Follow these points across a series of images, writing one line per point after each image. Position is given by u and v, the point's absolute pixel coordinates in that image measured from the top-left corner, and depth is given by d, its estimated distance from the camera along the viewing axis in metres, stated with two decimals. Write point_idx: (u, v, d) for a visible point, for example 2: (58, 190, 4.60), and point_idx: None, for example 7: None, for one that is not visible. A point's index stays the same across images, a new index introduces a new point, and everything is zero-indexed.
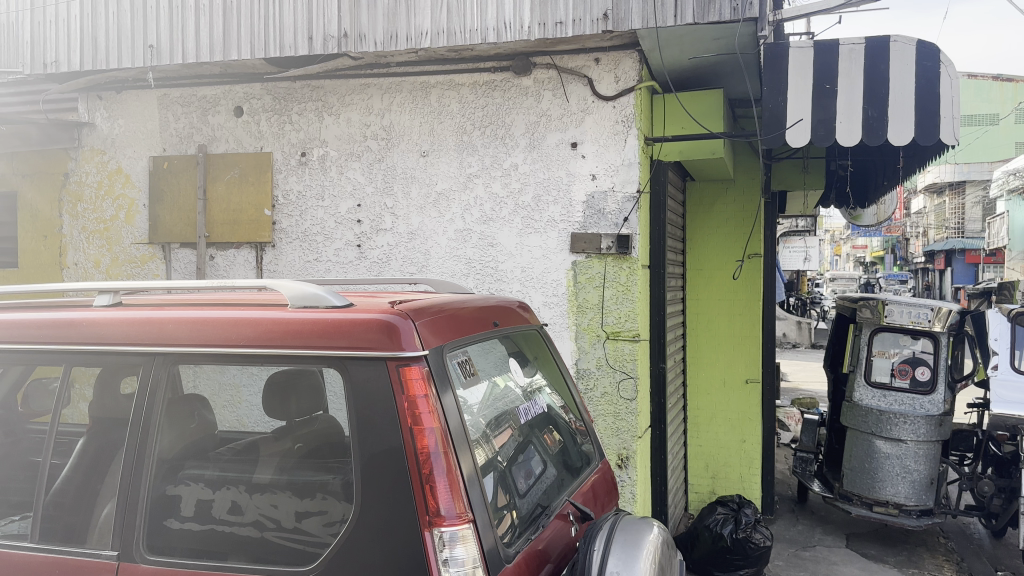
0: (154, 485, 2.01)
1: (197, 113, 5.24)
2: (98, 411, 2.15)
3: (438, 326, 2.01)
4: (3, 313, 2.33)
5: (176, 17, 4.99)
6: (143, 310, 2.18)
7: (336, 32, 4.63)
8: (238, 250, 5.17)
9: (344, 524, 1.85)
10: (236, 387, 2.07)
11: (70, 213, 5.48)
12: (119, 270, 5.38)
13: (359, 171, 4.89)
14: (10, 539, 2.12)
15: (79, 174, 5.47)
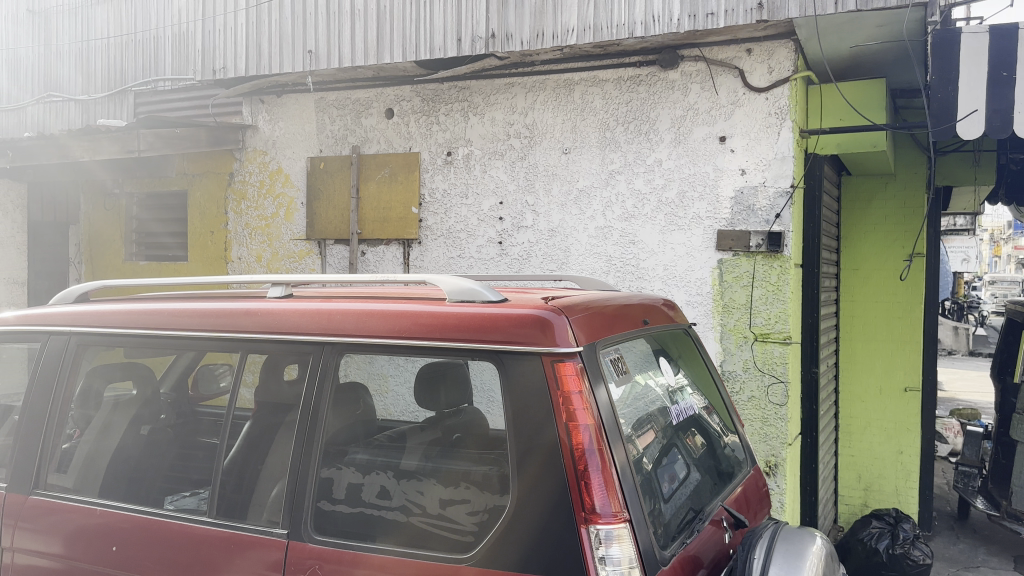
0: (318, 467, 2.11)
1: (351, 115, 5.47)
2: (261, 396, 2.26)
3: (590, 322, 2.01)
4: (186, 302, 2.50)
5: (333, 22, 5.29)
6: (313, 302, 2.29)
7: (484, 33, 4.72)
8: (387, 247, 5.35)
9: (490, 515, 1.88)
10: (384, 377, 2.17)
11: (235, 211, 5.85)
12: (279, 264, 5.69)
13: (502, 169, 4.95)
14: (186, 513, 2.27)
15: (242, 174, 5.84)
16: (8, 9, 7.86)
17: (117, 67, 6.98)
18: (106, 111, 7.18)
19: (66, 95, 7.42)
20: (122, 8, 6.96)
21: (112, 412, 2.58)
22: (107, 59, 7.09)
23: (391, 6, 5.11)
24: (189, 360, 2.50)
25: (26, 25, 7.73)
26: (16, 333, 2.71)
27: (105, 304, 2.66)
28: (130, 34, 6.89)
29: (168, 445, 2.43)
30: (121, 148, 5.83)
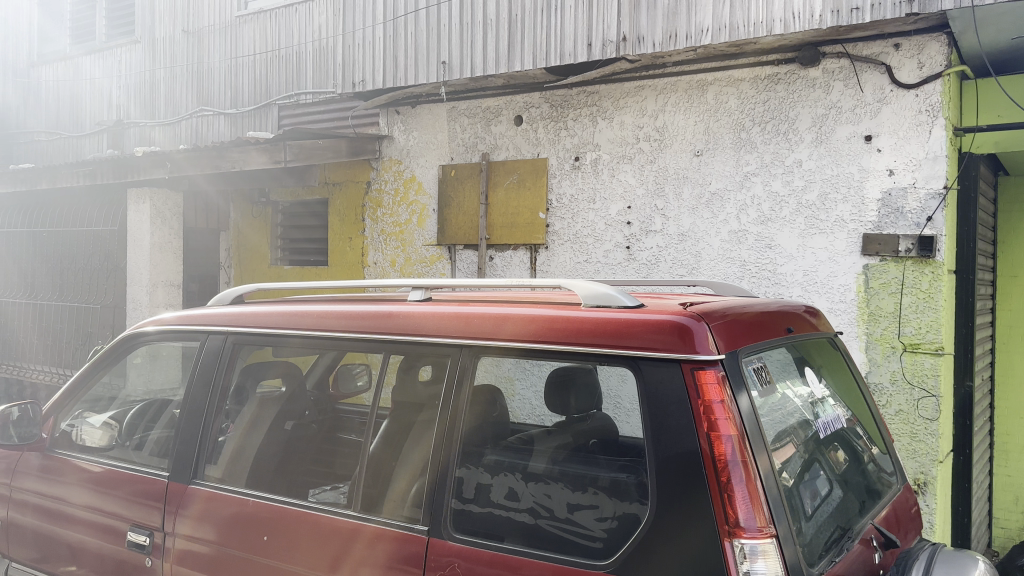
0: (453, 466, 2.15)
1: (481, 123, 5.56)
2: (398, 396, 2.36)
3: (731, 329, 1.96)
4: (334, 305, 2.62)
5: (466, 33, 5.50)
6: (451, 305, 2.35)
7: (614, 37, 4.79)
8: (514, 252, 5.41)
9: (621, 521, 1.87)
10: (511, 380, 2.17)
11: (371, 218, 6.09)
12: (412, 269, 5.87)
13: (632, 172, 4.91)
14: (327, 505, 2.37)
15: (379, 183, 6.06)
16: (166, 30, 8.41)
17: (263, 81, 7.43)
18: (253, 123, 7.62)
19: (217, 109, 7.93)
20: (267, 26, 7.38)
21: (259, 409, 2.74)
22: (254, 75, 7.55)
23: (520, 14, 5.27)
24: (329, 360, 2.64)
25: (181, 44, 8.27)
26: (177, 333, 2.87)
27: (257, 306, 2.80)
28: (275, 50, 7.30)
29: (308, 437, 2.57)
30: (269, 159, 5.99)
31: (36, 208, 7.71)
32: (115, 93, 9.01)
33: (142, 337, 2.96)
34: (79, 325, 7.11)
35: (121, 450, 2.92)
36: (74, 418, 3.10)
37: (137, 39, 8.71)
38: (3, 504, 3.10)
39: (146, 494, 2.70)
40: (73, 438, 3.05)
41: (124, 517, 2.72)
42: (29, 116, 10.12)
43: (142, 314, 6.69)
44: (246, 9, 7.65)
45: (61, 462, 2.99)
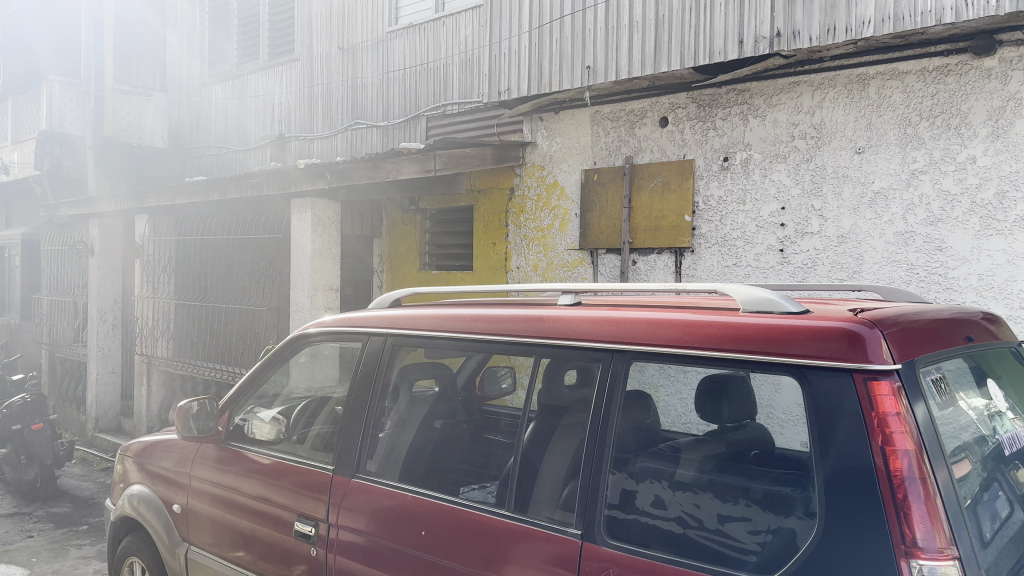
0: (602, 471, 2.15)
1: (625, 126, 5.55)
2: (545, 399, 2.38)
3: (906, 336, 1.85)
4: (489, 307, 2.68)
5: (612, 37, 5.52)
6: (603, 309, 2.35)
7: (769, 32, 4.63)
8: (659, 256, 5.35)
9: (779, 535, 1.80)
10: (655, 386, 2.15)
11: (514, 223, 6.20)
12: (554, 273, 5.93)
13: (786, 172, 4.75)
14: (476, 504, 2.43)
15: (522, 189, 6.18)
16: (322, 48, 8.87)
17: (412, 94, 7.76)
18: (403, 134, 7.90)
19: (369, 122, 8.27)
20: (417, 40, 7.68)
21: (409, 408, 2.80)
22: (404, 87, 7.86)
23: (669, 15, 5.22)
24: (476, 361, 2.67)
25: (336, 60, 8.69)
26: (339, 335, 3.04)
27: (413, 308, 2.91)
28: (425, 64, 7.60)
29: (457, 437, 2.62)
30: (420, 168, 5.77)
31: (198, 220, 8.19)
32: (276, 110, 9.58)
33: (307, 338, 3.17)
34: (238, 329, 7.56)
35: (287, 443, 3.11)
36: (247, 412, 3.33)
37: (295, 58, 9.23)
38: (183, 491, 3.36)
39: (311, 486, 2.86)
40: (245, 431, 3.28)
41: (291, 507, 2.88)
42: (201, 133, 10.93)
43: (305, 317, 6.65)
44: (396, 24, 7.96)
45: (236, 453, 3.22)
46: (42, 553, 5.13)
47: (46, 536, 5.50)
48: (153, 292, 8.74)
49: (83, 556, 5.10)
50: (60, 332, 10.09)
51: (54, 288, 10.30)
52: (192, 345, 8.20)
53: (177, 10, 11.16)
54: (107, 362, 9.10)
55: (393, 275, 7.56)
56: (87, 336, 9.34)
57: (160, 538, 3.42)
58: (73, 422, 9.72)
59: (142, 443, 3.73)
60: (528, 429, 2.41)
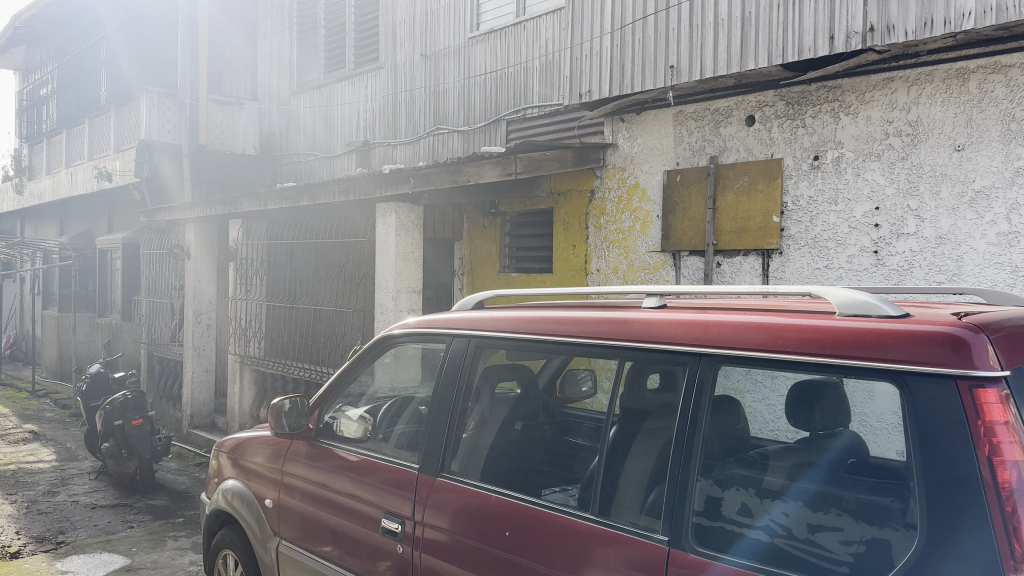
0: (686, 477, 2.10)
1: (709, 126, 5.46)
2: (626, 403, 2.35)
3: (1014, 342, 1.76)
4: (575, 310, 2.67)
5: (695, 35, 5.60)
6: (689, 312, 2.32)
7: (861, 27, 4.64)
8: (745, 257, 5.23)
9: (875, 545, 1.74)
10: (740, 392, 2.10)
11: (595, 226, 6.18)
12: (635, 275, 5.88)
13: (879, 171, 4.60)
14: (559, 506, 2.42)
15: (602, 191, 6.15)
16: (405, 55, 9.02)
17: (493, 99, 7.83)
18: (484, 138, 7.96)
19: (451, 127, 8.37)
20: (499, 45, 7.74)
21: (490, 408, 2.80)
22: (485, 92, 7.93)
23: (755, 12, 5.25)
24: (557, 363, 2.65)
25: (419, 67, 8.83)
26: (424, 336, 3.09)
27: (497, 310, 2.93)
28: (505, 68, 7.66)
29: (540, 439, 2.62)
30: (501, 172, 5.78)
31: (285, 224, 8.45)
32: (361, 117, 9.79)
33: (393, 340, 3.24)
34: (325, 329, 7.77)
35: (374, 442, 3.18)
36: (336, 411, 3.43)
37: (380, 66, 9.42)
38: (275, 486, 3.47)
39: (397, 484, 2.91)
40: (334, 429, 3.37)
41: (378, 504, 2.94)
42: (288, 140, 11.26)
43: (388, 318, 6.77)
44: (478, 30, 8.04)
45: (325, 449, 3.31)
46: (142, 543, 5.37)
47: (146, 527, 5.76)
48: (245, 294, 9.05)
49: (179, 546, 5.32)
50: (158, 332, 10.58)
51: (152, 290, 10.78)
52: (281, 345, 8.47)
53: (266, 22, 11.54)
54: (202, 361, 9.47)
55: (473, 278, 7.62)
56: (183, 337, 9.74)
57: (253, 531, 3.54)
58: (170, 418, 10.16)
59: (236, 439, 3.88)
60: (607, 432, 2.39)
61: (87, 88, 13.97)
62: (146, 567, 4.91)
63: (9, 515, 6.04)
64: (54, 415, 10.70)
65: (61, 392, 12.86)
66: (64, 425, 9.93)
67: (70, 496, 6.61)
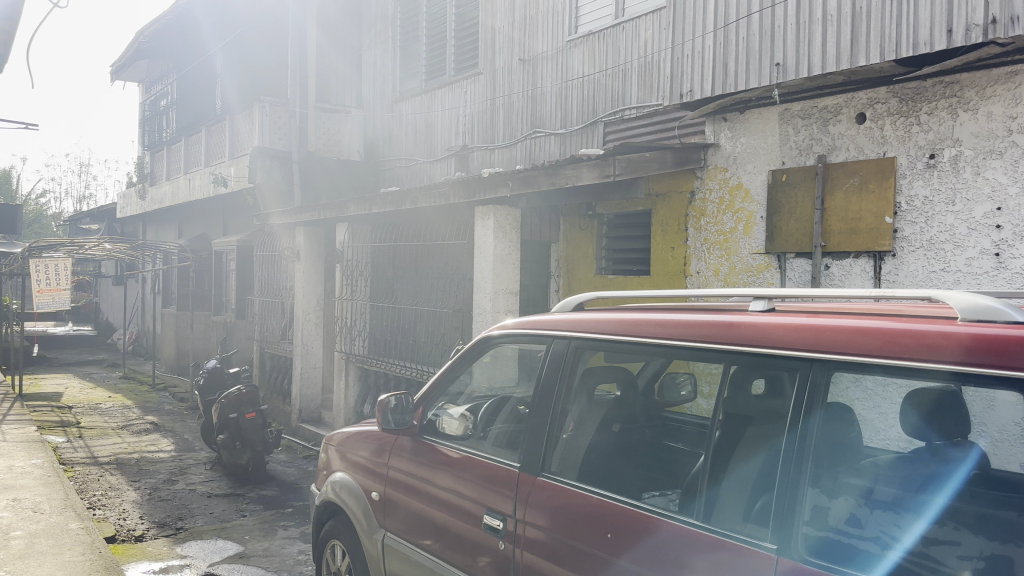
0: (793, 485, 2.05)
1: (818, 123, 5.31)
2: (728, 407, 2.32)
3: None
4: (679, 313, 2.64)
5: (803, 31, 5.62)
6: (799, 316, 2.27)
7: (982, 20, 4.54)
8: (855, 260, 5.07)
9: (995, 562, 1.66)
10: (849, 400, 2.03)
11: (695, 227, 6.10)
12: (737, 278, 5.77)
13: (1001, 170, 4.38)
14: (659, 509, 2.41)
15: (704, 192, 6.06)
16: (504, 60, 9.12)
17: (591, 102, 7.83)
18: (582, 140, 7.96)
19: (549, 130, 8.41)
20: (598, 47, 7.74)
21: (585, 410, 2.81)
22: (584, 94, 7.94)
23: (867, 6, 5.22)
24: (655, 368, 2.73)
25: (518, 72, 8.91)
26: (524, 336, 3.13)
27: (596, 313, 2.93)
28: (604, 70, 7.65)
29: (639, 441, 2.62)
30: (599, 174, 5.73)
31: (386, 227, 8.67)
32: (461, 122, 9.94)
33: (492, 340, 3.31)
34: (425, 330, 7.95)
35: (475, 440, 3.24)
36: (438, 408, 3.51)
37: (479, 71, 9.55)
38: (381, 480, 3.58)
39: (498, 481, 2.96)
40: (437, 426, 3.45)
41: (480, 502, 2.99)
42: (390, 146, 11.54)
43: (486, 319, 6.86)
44: (576, 32, 8.06)
45: (429, 446, 3.40)
46: (254, 532, 5.63)
47: (257, 516, 6.03)
48: (350, 294, 9.34)
49: (288, 536, 5.55)
50: (268, 330, 11.07)
51: (263, 290, 11.27)
52: (383, 344, 8.71)
53: (370, 31, 11.88)
54: (309, 358, 9.84)
55: (570, 281, 7.63)
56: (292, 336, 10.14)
57: (360, 523, 3.67)
58: (279, 413, 10.61)
59: (344, 432, 4.04)
60: (709, 437, 2.36)
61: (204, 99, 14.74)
62: (259, 554, 5.15)
63: (134, 500, 6.45)
64: (173, 407, 11.34)
65: (179, 385, 13.62)
66: (183, 416, 10.51)
67: (188, 485, 6.99)
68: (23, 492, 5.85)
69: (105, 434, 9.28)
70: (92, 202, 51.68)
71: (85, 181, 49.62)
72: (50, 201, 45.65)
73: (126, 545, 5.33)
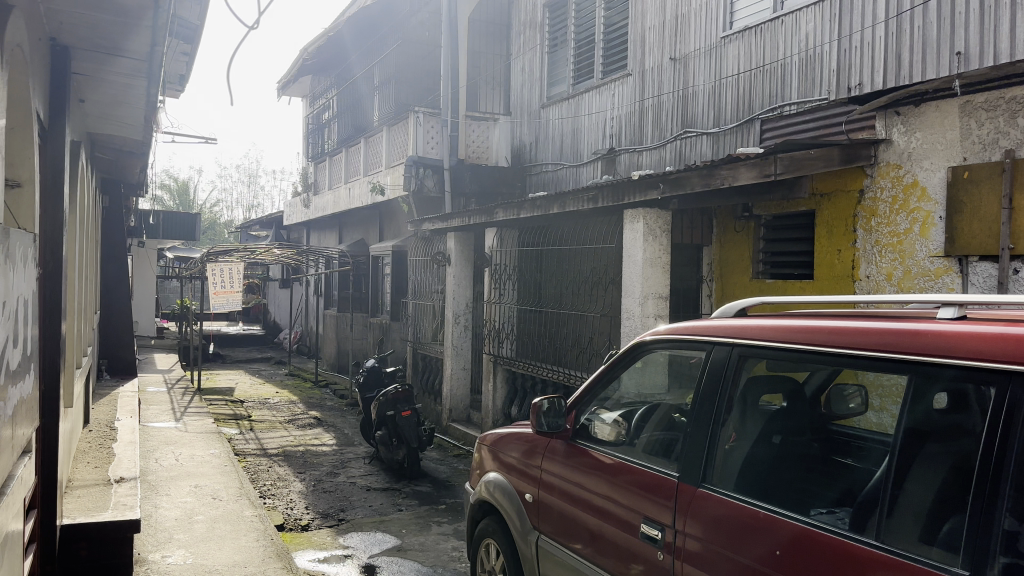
0: (985, 509, 1.87)
1: (1005, 115, 4.89)
2: (907, 422, 2.16)
3: None
4: (854, 320, 2.49)
5: (987, 18, 5.35)
6: (994, 325, 2.07)
7: None
8: None
9: None
10: None
11: (864, 228, 5.77)
12: (912, 283, 5.43)
13: None
14: (828, 525, 2.30)
15: (874, 191, 5.70)
16: (655, 60, 9.01)
17: (746, 99, 7.60)
18: (737, 139, 7.72)
19: (701, 130, 8.22)
20: (755, 43, 7.50)
21: (745, 419, 2.70)
22: (740, 92, 7.70)
23: None
24: (822, 378, 2.54)
25: (669, 71, 8.77)
26: (678, 344, 3.09)
27: (760, 319, 2.83)
28: (762, 66, 7.41)
29: (806, 455, 2.48)
30: (758, 174, 5.48)
31: (534, 231, 8.75)
32: (609, 125, 9.90)
33: (645, 347, 3.30)
34: (575, 333, 7.98)
35: (628, 447, 3.20)
36: (591, 413, 3.52)
37: (628, 72, 9.47)
38: (534, 483, 3.63)
39: (654, 489, 2.91)
40: (589, 431, 3.46)
41: (635, 510, 2.95)
42: (536, 152, 11.62)
43: (636, 323, 6.79)
44: (731, 29, 7.85)
45: (582, 450, 3.41)
46: (411, 526, 5.84)
47: (413, 511, 6.25)
48: (498, 298, 9.46)
49: (443, 532, 5.71)
50: (421, 331, 11.46)
51: (416, 293, 11.67)
52: (531, 347, 8.78)
53: (519, 39, 12.04)
54: (459, 359, 10.09)
55: (724, 285, 7.42)
56: (444, 338, 10.44)
57: (514, 524, 3.72)
58: (432, 411, 10.96)
59: (497, 434, 4.16)
60: (885, 454, 2.23)
61: (362, 111, 15.51)
62: (415, 548, 5.33)
63: (300, 490, 6.85)
64: (334, 403, 11.96)
65: (339, 382, 14.36)
66: (343, 412, 11.06)
67: (348, 478, 7.35)
68: (204, 479, 6.34)
69: (274, 427, 9.92)
70: (259, 211, 55.39)
71: (253, 190, 53.50)
72: (222, 210, 49.36)
73: (294, 533, 5.67)
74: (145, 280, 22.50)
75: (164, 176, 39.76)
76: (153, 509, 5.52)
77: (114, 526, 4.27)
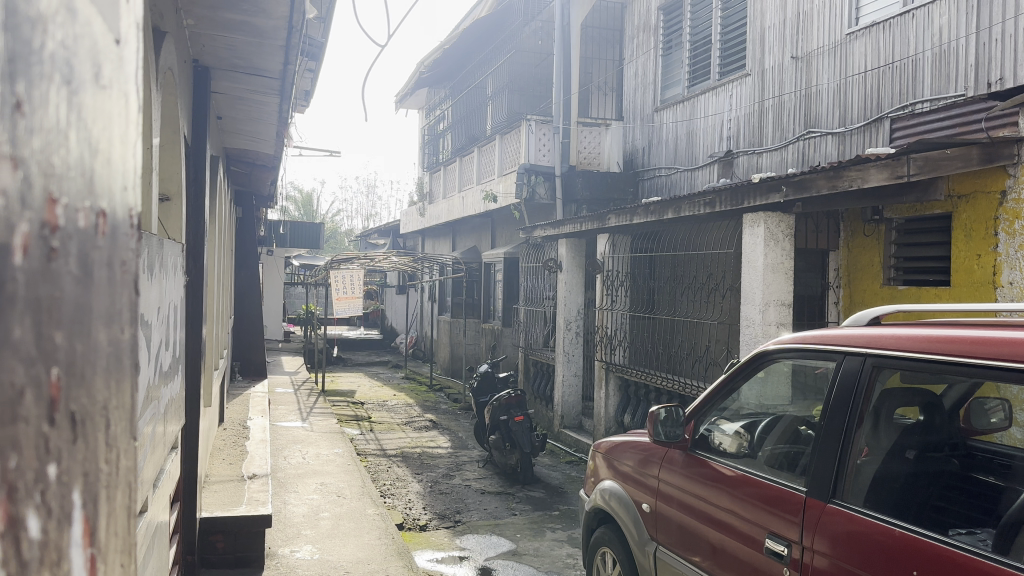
0: None
1: None
2: None
3: None
4: (995, 329, 2.34)
5: None
6: None
7: None
8: None
9: None
10: None
11: (1007, 231, 5.39)
12: None
13: None
14: (967, 546, 2.15)
15: (1018, 191, 5.27)
16: (775, 59, 8.76)
17: (874, 97, 7.29)
18: (865, 139, 7.39)
19: (825, 130, 7.93)
20: (883, 38, 7.17)
21: (876, 433, 2.58)
22: (868, 89, 7.38)
23: None
24: (960, 391, 2.40)
25: (790, 70, 8.51)
26: (805, 354, 2.99)
27: (894, 327, 2.70)
28: (891, 62, 7.08)
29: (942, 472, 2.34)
30: (890, 175, 5.24)
31: (648, 237, 8.68)
32: (725, 127, 9.68)
33: (767, 356, 3.21)
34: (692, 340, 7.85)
35: (751, 459, 3.12)
36: (712, 423, 3.46)
37: (747, 73, 9.24)
38: (652, 493, 3.59)
39: (779, 503, 2.81)
40: (709, 441, 3.40)
41: (759, 524, 2.87)
42: (650, 157, 11.50)
43: (756, 331, 6.60)
44: (857, 25, 7.54)
45: (702, 461, 3.35)
46: (525, 531, 5.88)
47: (527, 516, 6.30)
48: (610, 304, 9.32)
49: (557, 538, 5.73)
50: (532, 337, 11.53)
51: (529, 299, 11.75)
52: (645, 354, 8.70)
53: (632, 43, 11.94)
54: (571, 366, 10.09)
55: (854, 291, 7.10)
56: (556, 343, 10.46)
57: (632, 534, 3.69)
58: (544, 417, 11.00)
59: (612, 442, 4.13)
60: None
61: (476, 120, 15.80)
62: (530, 553, 5.36)
63: (417, 491, 7.03)
64: (448, 407, 12.21)
65: (453, 387, 14.64)
66: (457, 416, 11.27)
67: (463, 480, 7.48)
68: (328, 477, 6.61)
69: (392, 429, 10.23)
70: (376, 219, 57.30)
71: (371, 199, 55.45)
72: (342, 219, 51.29)
73: (413, 533, 5.83)
74: (274, 286, 23.71)
75: (290, 187, 41.73)
76: (282, 505, 5.79)
77: (248, 520, 4.52)
